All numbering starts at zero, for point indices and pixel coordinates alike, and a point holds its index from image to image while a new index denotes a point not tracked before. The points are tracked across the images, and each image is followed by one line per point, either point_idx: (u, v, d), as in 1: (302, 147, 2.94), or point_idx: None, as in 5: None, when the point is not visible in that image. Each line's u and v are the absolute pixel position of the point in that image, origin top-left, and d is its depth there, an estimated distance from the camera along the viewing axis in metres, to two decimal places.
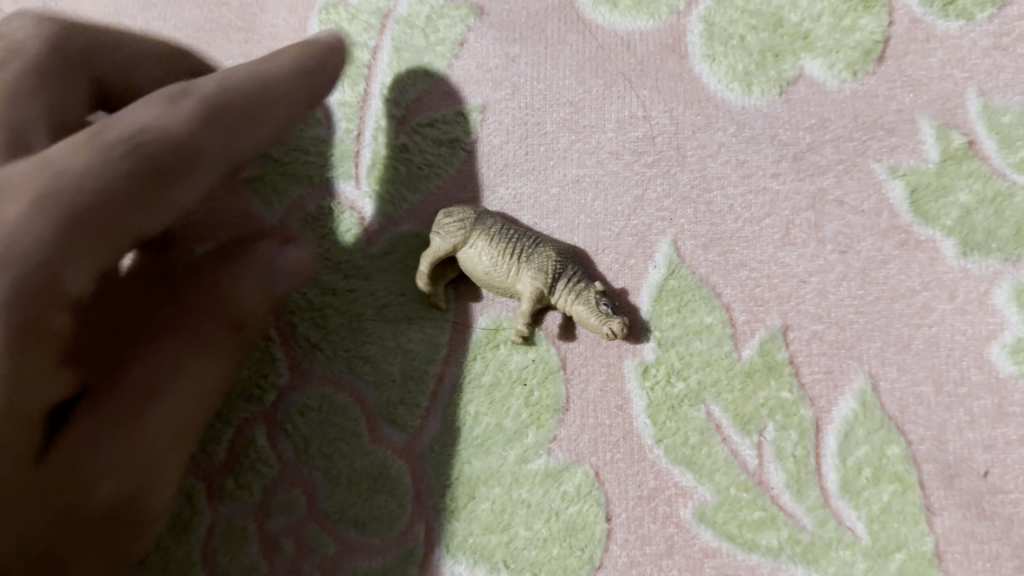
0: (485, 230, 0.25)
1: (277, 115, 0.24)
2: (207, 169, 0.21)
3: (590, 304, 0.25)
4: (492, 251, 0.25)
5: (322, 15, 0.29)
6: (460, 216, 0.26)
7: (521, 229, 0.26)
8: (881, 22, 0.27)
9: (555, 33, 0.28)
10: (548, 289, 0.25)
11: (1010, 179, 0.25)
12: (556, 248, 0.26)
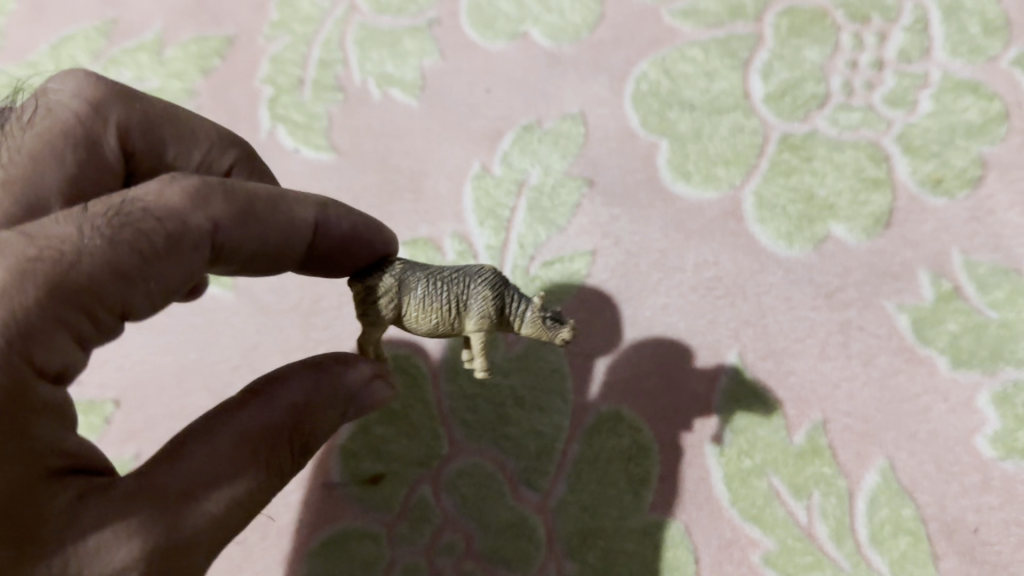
0: (414, 293, 0.26)
1: (264, 228, 0.27)
2: (134, 282, 0.23)
3: (537, 324, 0.27)
4: (434, 300, 0.26)
5: (474, 182, 0.38)
6: (387, 284, 0.26)
7: (449, 271, 0.26)
8: (887, 199, 0.37)
9: (645, 200, 0.38)
10: (496, 322, 0.26)
11: (986, 314, 0.35)
12: (488, 276, 0.26)
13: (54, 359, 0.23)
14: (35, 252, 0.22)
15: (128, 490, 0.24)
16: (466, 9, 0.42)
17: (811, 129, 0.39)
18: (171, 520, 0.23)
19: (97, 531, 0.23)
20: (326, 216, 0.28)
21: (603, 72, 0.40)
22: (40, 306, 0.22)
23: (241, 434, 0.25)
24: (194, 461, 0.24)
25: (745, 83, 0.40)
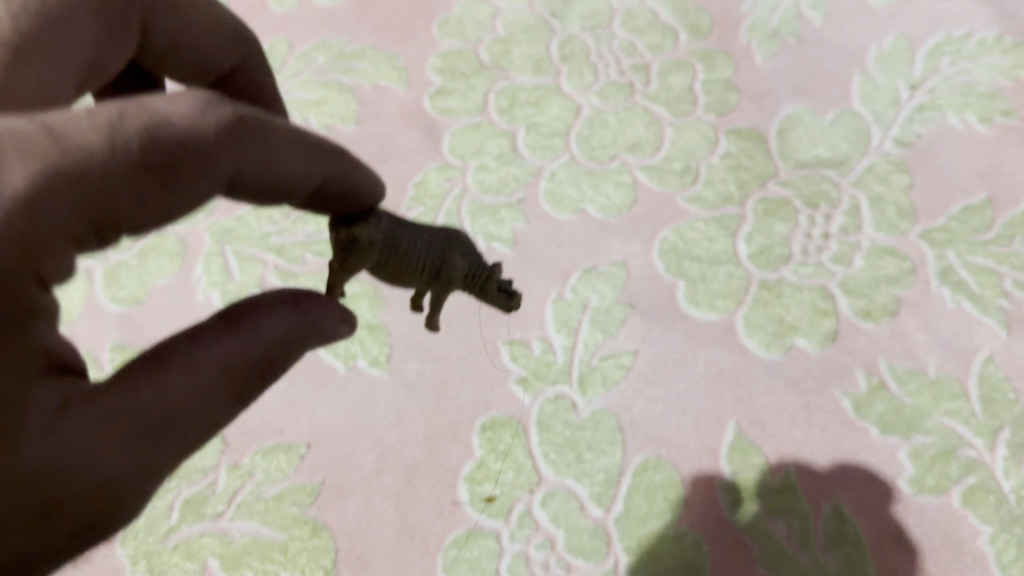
0: (399, 255, 0.36)
1: (286, 167, 0.32)
2: (150, 199, 0.28)
3: (492, 289, 0.39)
4: (423, 267, 0.36)
5: (552, 304, 0.56)
6: (374, 240, 0.35)
7: (427, 237, 0.37)
8: (833, 323, 0.55)
9: (670, 320, 0.56)
10: (460, 284, 0.38)
11: (903, 399, 0.52)
12: (455, 242, 0.37)
13: (58, 269, 0.27)
14: (57, 155, 0.26)
15: (105, 407, 0.29)
16: (543, 192, 0.61)
17: (779, 277, 0.57)
18: (148, 427, 0.30)
19: (78, 443, 0.28)
20: (335, 173, 0.34)
21: (639, 235, 0.59)
22: (54, 207, 0.26)
23: (218, 362, 0.31)
24: (168, 380, 0.30)
25: (735, 245, 0.58)
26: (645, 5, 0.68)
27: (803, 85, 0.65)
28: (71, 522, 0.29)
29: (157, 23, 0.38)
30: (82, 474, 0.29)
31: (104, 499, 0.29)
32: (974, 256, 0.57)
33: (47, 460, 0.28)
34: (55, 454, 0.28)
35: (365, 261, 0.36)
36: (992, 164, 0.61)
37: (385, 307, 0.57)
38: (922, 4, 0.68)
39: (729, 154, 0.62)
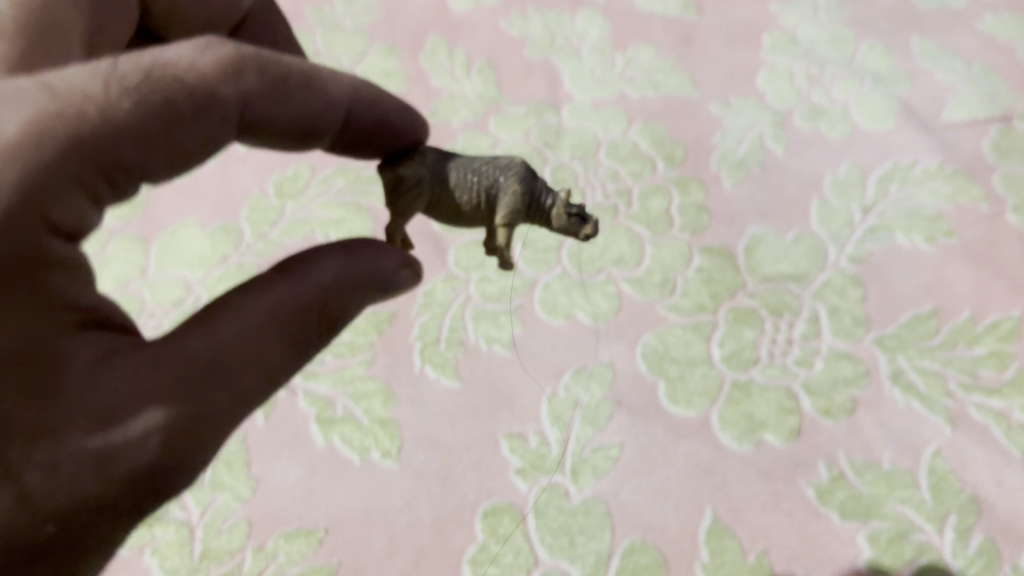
0: (453, 182, 0.44)
1: (298, 103, 0.43)
2: (161, 121, 0.37)
3: (561, 215, 0.45)
4: (468, 193, 0.44)
5: (547, 401, 0.63)
6: (421, 175, 0.45)
7: (479, 169, 0.45)
8: (798, 420, 0.62)
9: (653, 416, 0.62)
10: (523, 211, 0.45)
11: (860, 489, 0.59)
12: (508, 171, 0.45)
13: (73, 215, 0.36)
14: (99, 105, 0.36)
15: (154, 352, 0.38)
16: (538, 301, 0.68)
17: (749, 378, 0.64)
18: (188, 361, 0.38)
19: (125, 376, 0.37)
20: (356, 100, 0.45)
21: (624, 339, 0.66)
22: (71, 149, 0.35)
23: (254, 303, 0.40)
24: (211, 325, 0.39)
25: (709, 350, 0.66)
26: (627, 138, 0.76)
27: (767, 208, 0.72)
28: (148, 453, 0.36)
29: None
30: (141, 405, 0.37)
31: (173, 426, 0.37)
32: (922, 360, 0.64)
33: (106, 394, 0.36)
34: (116, 393, 0.36)
35: (415, 198, 0.45)
36: (936, 279, 0.68)
37: (396, 403, 0.63)
38: (874, 135, 0.75)
39: (702, 268, 0.70)
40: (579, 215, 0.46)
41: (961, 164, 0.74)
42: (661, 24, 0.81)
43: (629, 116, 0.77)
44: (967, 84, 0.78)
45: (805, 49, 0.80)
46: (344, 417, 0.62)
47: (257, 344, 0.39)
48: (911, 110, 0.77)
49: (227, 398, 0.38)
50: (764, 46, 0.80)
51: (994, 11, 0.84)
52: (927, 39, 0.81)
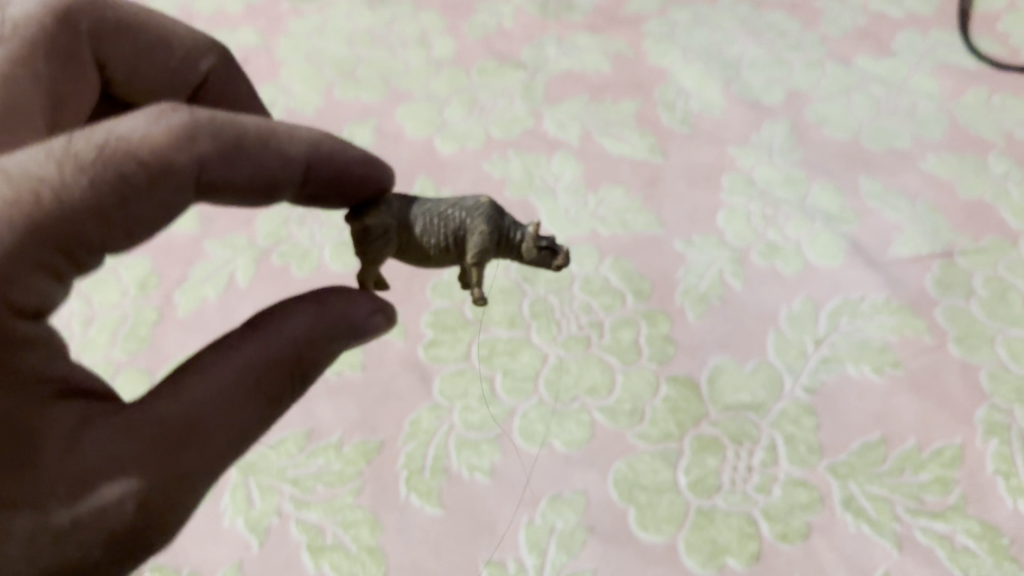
0: (420, 227, 0.52)
1: (257, 161, 0.49)
2: (118, 184, 0.43)
3: (529, 245, 0.53)
4: (439, 232, 0.52)
5: (525, 528, 0.68)
6: (387, 224, 0.52)
7: (448, 211, 0.52)
8: (757, 546, 0.67)
9: (623, 543, 0.67)
10: (493, 246, 0.53)
11: None
12: (475, 210, 0.52)
13: (35, 293, 0.42)
14: (58, 188, 0.41)
15: (133, 417, 0.45)
16: (517, 430, 0.73)
17: (713, 504, 0.69)
18: (163, 423, 0.45)
19: (104, 442, 0.44)
20: (313, 156, 0.52)
21: (596, 466, 0.71)
22: (36, 230, 0.41)
23: (222, 364, 0.47)
24: (186, 386, 0.46)
25: (675, 477, 0.70)
26: (599, 272, 0.82)
27: (727, 340, 0.78)
28: (132, 505, 0.44)
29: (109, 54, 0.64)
30: (121, 466, 0.44)
31: (154, 481, 0.44)
32: (872, 485, 0.69)
33: (88, 461, 0.43)
34: (95, 459, 0.43)
35: (385, 243, 0.53)
36: (884, 407, 0.74)
37: (383, 531, 0.67)
38: (825, 272, 0.82)
39: (668, 398, 0.75)
40: (544, 242, 0.54)
41: (906, 299, 0.80)
42: (629, 167, 0.88)
43: (599, 251, 0.84)
44: (912, 222, 0.85)
45: (760, 189, 0.87)
46: (334, 544, 0.67)
47: (226, 398, 0.47)
48: (859, 247, 0.83)
49: (204, 454, 0.46)
50: (722, 188, 0.87)
51: (937, 151, 0.90)
52: (875, 179, 0.87)
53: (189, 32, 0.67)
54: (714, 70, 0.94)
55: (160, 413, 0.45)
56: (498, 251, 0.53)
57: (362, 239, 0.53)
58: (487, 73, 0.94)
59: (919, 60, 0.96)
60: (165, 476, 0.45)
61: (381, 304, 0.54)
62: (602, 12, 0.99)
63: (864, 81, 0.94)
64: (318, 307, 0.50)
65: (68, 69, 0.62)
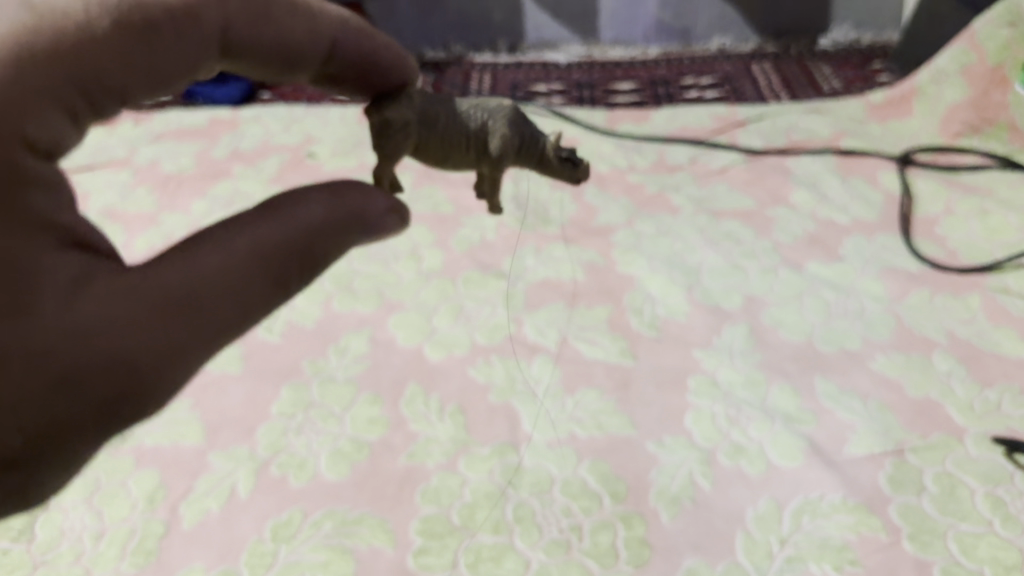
0: (448, 129, 0.56)
1: (279, 31, 0.54)
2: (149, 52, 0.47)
3: (548, 153, 0.62)
4: (463, 128, 0.57)
5: None
6: (412, 121, 0.55)
7: (476, 116, 0.58)
8: None
9: None
10: (517, 149, 0.59)
11: None
12: (500, 116, 0.58)
13: (52, 127, 0.43)
14: (81, 21, 0.43)
15: (132, 279, 0.46)
16: None
17: None
18: (164, 292, 0.47)
19: (105, 299, 0.45)
20: (341, 35, 0.57)
21: None
22: (57, 58, 0.42)
23: (230, 242, 0.49)
24: (193, 256, 0.48)
25: None
26: (577, 474, 0.84)
27: (699, 542, 0.78)
28: (121, 365, 0.45)
29: None
30: (119, 329, 0.45)
31: (148, 348, 0.46)
32: None
33: (87, 317, 0.44)
34: (91, 317, 0.44)
35: (406, 133, 0.55)
36: None
37: None
38: (787, 472, 0.83)
39: None
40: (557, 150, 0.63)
41: (862, 498, 0.80)
42: (602, 370, 0.93)
43: (578, 454, 0.85)
44: (865, 422, 0.87)
45: (724, 391, 0.91)
46: None
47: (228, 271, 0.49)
48: (817, 447, 0.85)
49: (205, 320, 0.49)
50: (688, 389, 0.91)
51: (886, 351, 0.94)
52: (829, 379, 0.91)
53: None
54: (678, 278, 1.02)
55: (164, 279, 0.47)
56: (519, 154, 0.60)
57: (381, 132, 0.55)
58: (472, 282, 1.03)
59: (866, 264, 1.03)
60: (158, 346, 0.46)
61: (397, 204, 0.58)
62: (576, 225, 1.10)
63: (815, 285, 1.01)
64: (326, 202, 0.54)
65: None
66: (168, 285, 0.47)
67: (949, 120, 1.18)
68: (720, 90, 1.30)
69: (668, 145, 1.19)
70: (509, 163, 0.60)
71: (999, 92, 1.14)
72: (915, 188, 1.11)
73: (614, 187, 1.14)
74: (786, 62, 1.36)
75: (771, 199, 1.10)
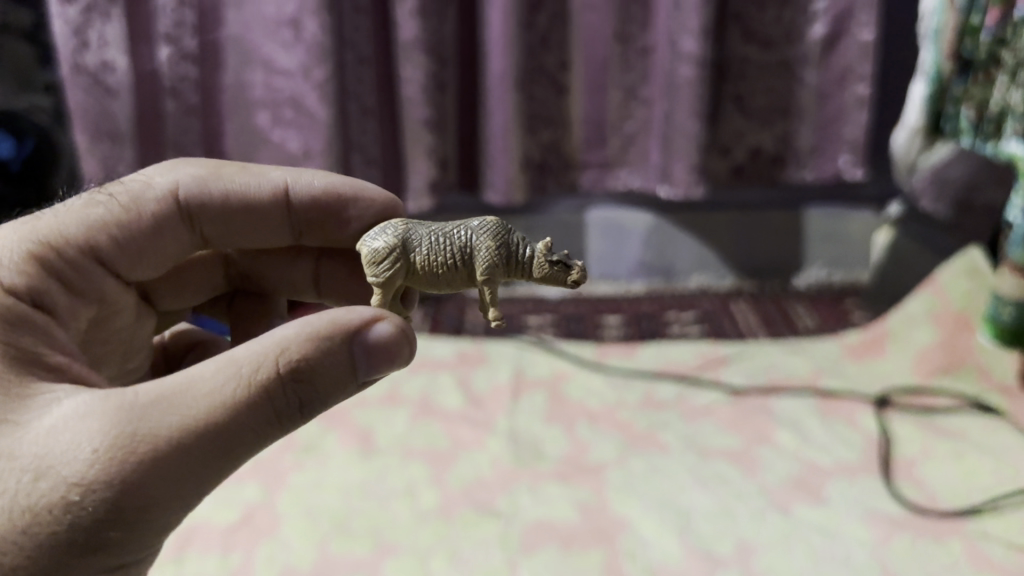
0: (426, 238, 0.64)
1: (237, 181, 0.79)
2: (149, 444, 0.51)
3: (540, 265, 0.64)
4: (448, 248, 0.64)
5: None
6: (392, 248, 0.64)
7: (467, 226, 0.65)
8: None
9: None
10: (507, 256, 0.64)
11: None
12: (492, 224, 0.65)
13: (155, 465, 0.51)
14: (115, 449, 0.50)
15: (243, 425, 0.53)
16: None
17: None
18: (295, 403, 0.55)
19: (237, 426, 0.53)
20: (199, 204, 0.77)
21: None
22: (130, 465, 0.50)
23: (287, 333, 0.56)
24: (297, 371, 0.54)
25: None
26: None
27: None
28: (257, 444, 0.54)
29: (192, 217, 0.78)
30: (246, 440, 0.53)
31: (268, 430, 0.54)
32: None
33: (226, 452, 0.53)
34: (227, 440, 0.53)
35: (393, 263, 0.64)
36: None
37: None
38: None
39: None
40: (560, 262, 0.64)
41: None
42: None
43: None
44: None
45: None
46: None
47: (309, 347, 0.55)
48: None
49: (266, 335, 0.55)
50: None
51: None
52: None
53: (259, 201, 0.79)
54: (670, 520, 1.02)
55: (264, 405, 0.53)
56: (509, 269, 0.64)
57: (373, 262, 0.64)
58: (468, 524, 1.01)
59: (850, 508, 1.03)
60: (296, 410, 0.55)
61: (399, 323, 0.59)
62: (570, 461, 1.12)
63: (802, 530, 0.99)
64: (306, 388, 0.55)
65: (157, 232, 0.76)
66: (228, 434, 0.52)
67: (921, 362, 1.25)
68: (702, 326, 1.40)
69: (655, 382, 1.26)
70: (499, 278, 0.64)
71: (964, 337, 1.24)
72: (893, 431, 1.15)
73: (605, 423, 1.18)
74: (764, 300, 1.47)
75: (757, 439, 1.14)
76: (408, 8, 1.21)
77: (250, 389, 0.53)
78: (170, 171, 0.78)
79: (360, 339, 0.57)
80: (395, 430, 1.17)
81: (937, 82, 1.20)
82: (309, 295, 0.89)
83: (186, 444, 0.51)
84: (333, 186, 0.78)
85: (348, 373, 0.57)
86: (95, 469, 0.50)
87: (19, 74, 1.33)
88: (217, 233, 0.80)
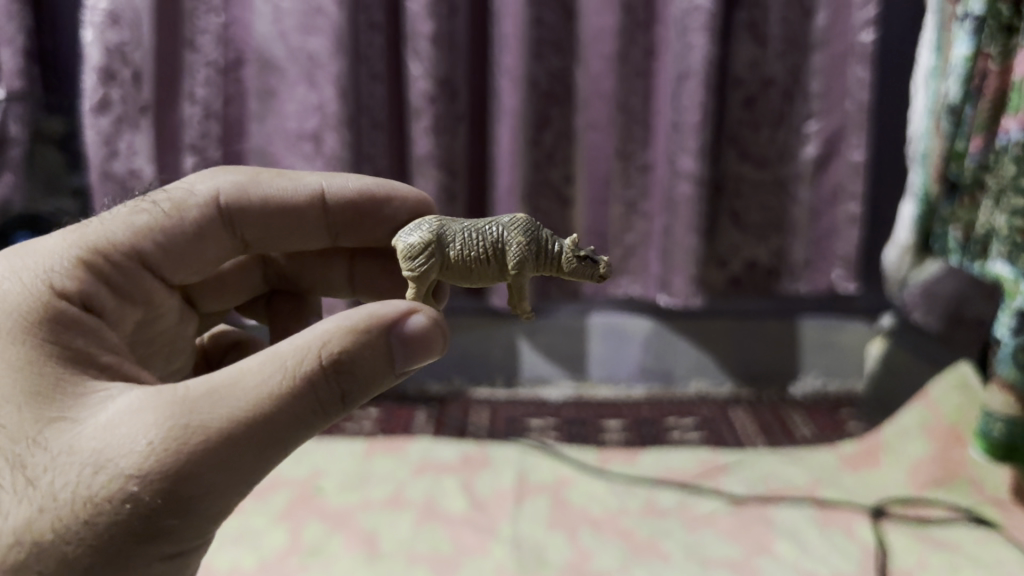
0: (461, 234, 0.68)
1: (275, 185, 0.84)
2: (204, 434, 0.54)
3: (568, 260, 0.71)
4: (481, 243, 0.68)
5: None
6: (428, 243, 0.68)
7: (498, 223, 0.70)
8: None
9: None
10: (536, 252, 0.69)
11: None
12: (522, 221, 0.70)
13: (210, 454, 0.54)
14: (172, 440, 0.54)
15: (290, 415, 0.57)
16: None
17: None
18: (337, 394, 0.59)
19: (285, 416, 0.57)
20: (240, 208, 0.82)
21: None
22: (187, 454, 0.54)
23: (325, 329, 0.60)
24: (338, 363, 0.58)
25: None
26: None
27: None
28: (301, 433, 0.58)
29: (231, 220, 0.82)
30: (292, 429, 0.57)
31: (312, 420, 0.58)
32: None
33: (275, 442, 0.57)
34: (276, 431, 0.56)
35: (429, 258, 0.68)
36: None
37: None
38: None
39: None
40: (584, 257, 0.71)
41: None
42: None
43: None
44: None
45: None
46: None
47: (348, 341, 0.59)
48: None
49: (307, 331, 0.59)
50: None
51: None
52: None
53: (298, 203, 0.83)
54: None
55: (309, 396, 0.57)
56: (538, 261, 0.70)
57: (409, 256, 0.68)
58: None
59: None
60: (338, 401, 0.59)
61: (433, 314, 0.64)
62: (573, 568, 1.12)
63: None
64: (347, 379, 0.59)
65: (198, 236, 0.81)
66: (276, 423, 0.56)
67: (916, 473, 1.28)
68: (702, 433, 1.45)
69: (656, 489, 1.28)
70: (530, 270, 0.69)
71: (957, 450, 1.27)
72: (889, 542, 1.15)
73: (607, 529, 1.20)
74: (761, 407, 1.53)
75: (756, 549, 1.14)
76: (424, 125, 1.30)
77: (296, 380, 0.57)
78: (210, 181, 0.82)
79: (396, 331, 0.61)
80: (401, 534, 1.18)
81: (925, 202, 1.24)
82: (344, 293, 0.95)
83: (239, 433, 0.55)
84: (367, 187, 0.84)
85: (382, 366, 0.61)
86: (153, 460, 0.53)
87: (49, 179, 1.42)
88: (258, 236, 0.84)
